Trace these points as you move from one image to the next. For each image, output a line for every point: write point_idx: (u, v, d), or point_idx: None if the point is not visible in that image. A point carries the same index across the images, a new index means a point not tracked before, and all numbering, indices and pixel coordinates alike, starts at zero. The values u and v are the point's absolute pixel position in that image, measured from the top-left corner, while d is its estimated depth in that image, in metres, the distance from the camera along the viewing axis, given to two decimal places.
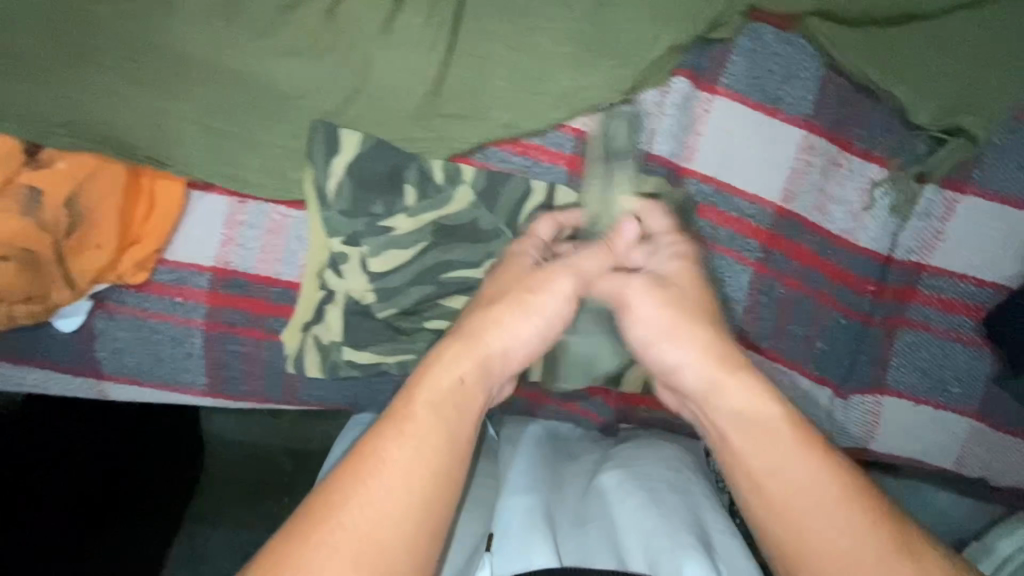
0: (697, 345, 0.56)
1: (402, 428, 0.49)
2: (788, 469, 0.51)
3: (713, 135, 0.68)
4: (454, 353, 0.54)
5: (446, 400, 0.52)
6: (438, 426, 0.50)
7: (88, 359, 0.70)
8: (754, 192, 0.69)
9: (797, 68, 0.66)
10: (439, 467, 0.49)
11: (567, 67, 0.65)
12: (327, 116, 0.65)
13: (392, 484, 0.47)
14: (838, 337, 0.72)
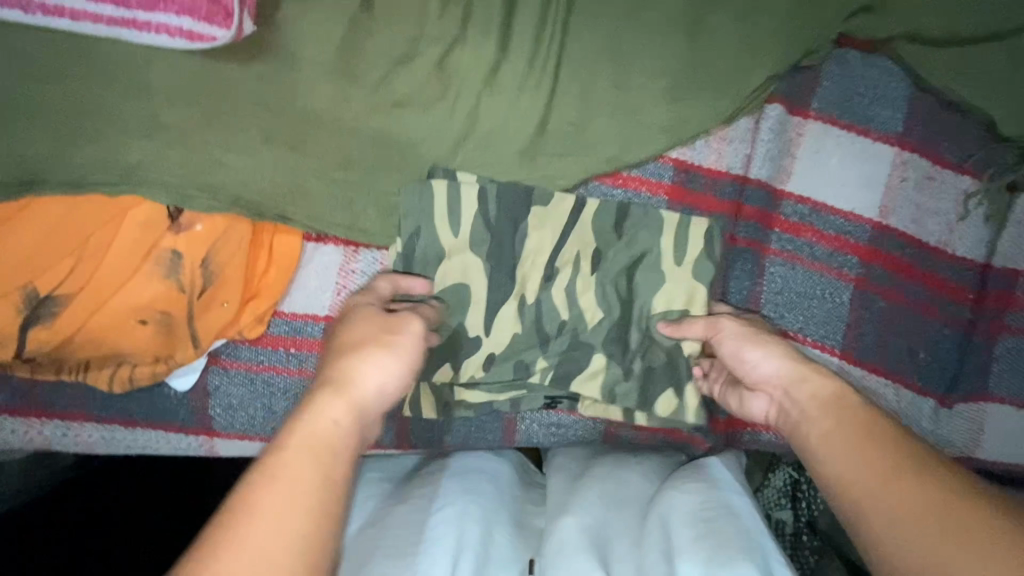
0: (776, 349, 0.60)
1: (270, 471, 0.43)
2: (910, 509, 0.43)
3: (810, 157, 0.68)
4: (322, 397, 0.49)
5: (319, 442, 0.45)
6: (310, 462, 0.44)
7: (199, 417, 0.66)
8: (852, 210, 0.68)
9: (886, 91, 0.67)
10: (315, 499, 0.42)
11: (662, 98, 0.65)
12: (441, 162, 0.64)
13: (277, 526, 0.40)
14: (941, 348, 0.72)
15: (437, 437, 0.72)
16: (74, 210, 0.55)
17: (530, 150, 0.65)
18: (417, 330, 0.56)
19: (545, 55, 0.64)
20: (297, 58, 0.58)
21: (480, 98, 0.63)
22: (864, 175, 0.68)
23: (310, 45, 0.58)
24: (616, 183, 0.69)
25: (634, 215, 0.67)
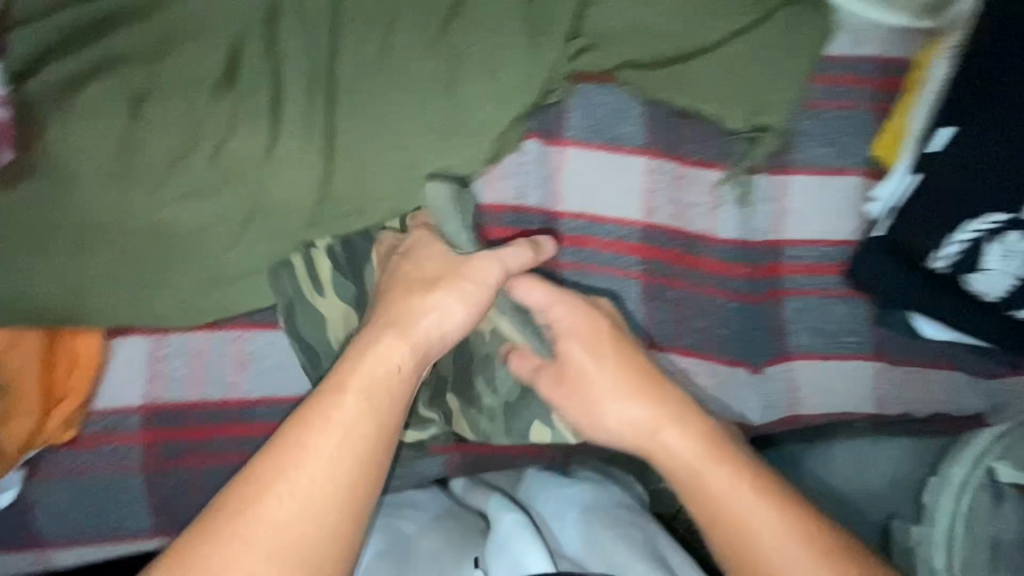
0: (647, 405, 0.67)
1: (329, 416, 0.58)
2: (739, 504, 0.61)
3: (572, 178, 0.77)
4: (389, 341, 0.63)
5: (378, 386, 0.60)
6: (365, 413, 0.58)
7: (29, 530, 0.69)
8: (621, 217, 0.77)
9: (624, 111, 0.77)
10: (368, 452, 0.57)
11: (428, 151, 0.74)
12: (230, 243, 0.69)
13: (313, 473, 0.55)
14: (734, 322, 0.80)
15: None
16: None
17: (315, 216, 0.72)
18: (495, 279, 0.68)
19: (314, 130, 0.71)
20: (69, 179, 0.64)
21: (259, 177, 0.70)
22: (626, 185, 0.77)
23: (81, 161, 0.64)
24: (407, 231, 0.76)
25: None
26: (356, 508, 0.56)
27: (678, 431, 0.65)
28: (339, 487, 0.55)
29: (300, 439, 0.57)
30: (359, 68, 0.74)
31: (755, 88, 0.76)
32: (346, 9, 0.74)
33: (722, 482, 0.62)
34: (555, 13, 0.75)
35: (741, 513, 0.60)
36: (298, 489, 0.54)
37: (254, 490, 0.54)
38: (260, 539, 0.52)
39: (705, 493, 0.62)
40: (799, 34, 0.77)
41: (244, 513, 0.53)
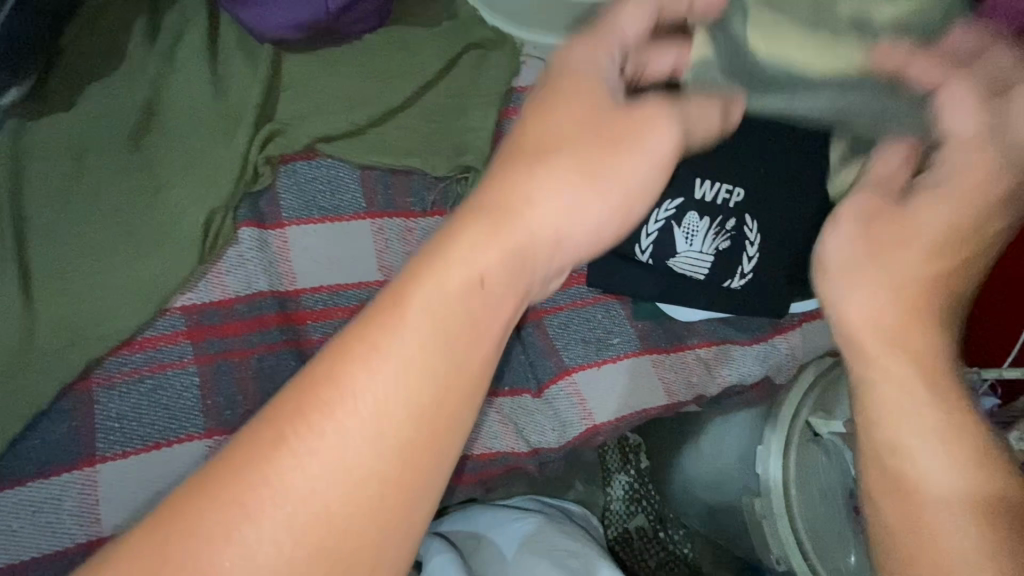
0: (869, 286, 0.45)
1: (387, 332, 0.37)
2: (930, 420, 0.42)
3: (300, 256, 0.77)
4: (486, 230, 0.40)
5: (451, 309, 0.38)
6: (435, 343, 0.37)
7: None
8: (359, 280, 0.78)
9: (338, 180, 0.78)
10: (445, 394, 0.37)
11: (137, 267, 0.73)
12: None
13: (365, 414, 0.35)
14: (500, 352, 0.81)
15: None
16: None
17: (21, 362, 0.68)
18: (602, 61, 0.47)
19: (4, 272, 0.69)
20: None
21: None
22: (356, 250, 0.78)
23: None
24: (133, 350, 0.72)
25: (161, 373, 0.72)
26: (425, 480, 0.36)
27: (913, 332, 0.44)
28: (385, 436, 0.35)
29: (345, 346, 0.37)
30: (49, 199, 0.73)
31: (453, 133, 0.80)
32: (30, 147, 0.75)
33: (908, 388, 0.43)
34: (242, 107, 0.78)
35: (922, 428, 0.42)
36: (329, 450, 0.35)
37: (184, 525, 0.33)
38: (298, 513, 0.34)
39: (884, 406, 0.43)
40: (486, 73, 0.83)
41: (262, 471, 0.34)
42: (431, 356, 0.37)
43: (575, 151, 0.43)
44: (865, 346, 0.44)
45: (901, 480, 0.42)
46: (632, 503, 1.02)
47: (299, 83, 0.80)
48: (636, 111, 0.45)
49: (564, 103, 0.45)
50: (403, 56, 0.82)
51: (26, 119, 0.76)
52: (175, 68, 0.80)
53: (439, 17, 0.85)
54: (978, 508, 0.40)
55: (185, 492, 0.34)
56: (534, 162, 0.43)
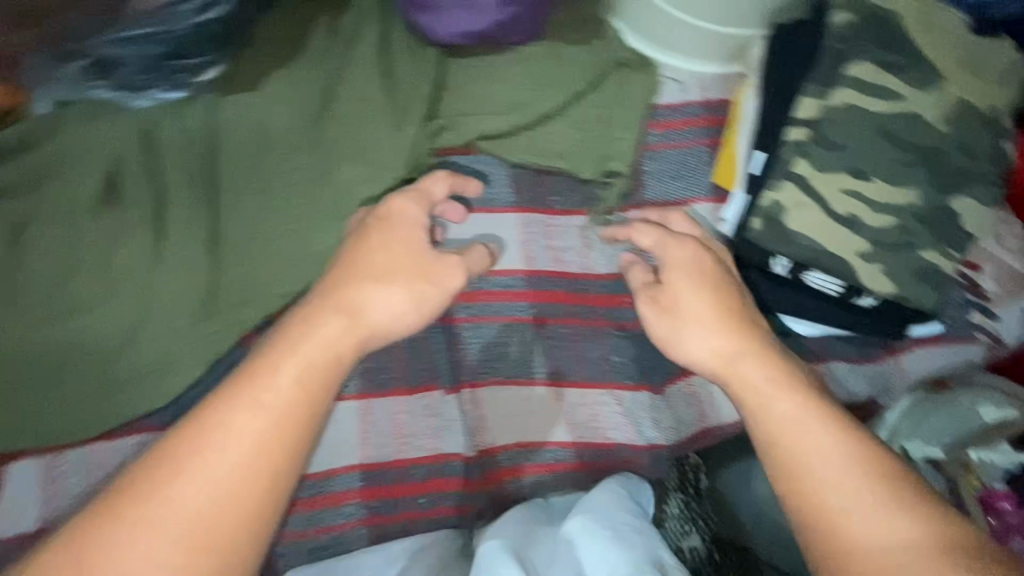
0: (713, 339, 0.71)
1: (255, 396, 0.60)
2: (849, 475, 0.60)
3: (452, 240, 0.84)
4: (320, 312, 0.66)
5: (313, 373, 0.63)
6: (293, 401, 0.61)
7: None
8: (505, 268, 0.83)
9: (490, 176, 0.87)
10: (263, 468, 0.58)
11: (311, 236, 0.79)
12: (119, 349, 0.71)
13: (227, 445, 0.57)
14: (626, 348, 0.85)
15: None
16: None
17: (206, 312, 0.74)
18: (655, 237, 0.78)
19: (197, 230, 0.76)
20: None
21: (143, 282, 0.73)
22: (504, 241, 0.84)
23: None
24: None
25: (323, 335, 0.78)
26: (262, 506, 0.57)
27: (778, 396, 0.66)
28: (244, 471, 0.57)
29: (229, 395, 0.60)
30: (237, 170, 0.80)
31: (601, 141, 0.86)
32: (221, 121, 0.82)
33: (814, 445, 0.62)
34: (412, 103, 0.85)
35: (841, 475, 0.61)
36: (205, 496, 0.55)
37: (171, 467, 0.56)
38: (180, 521, 0.54)
39: (807, 477, 0.62)
40: (631, 89, 0.90)
41: (127, 517, 0.54)
42: (293, 409, 0.61)
43: (404, 279, 0.68)
44: (771, 412, 0.66)
45: (829, 528, 0.59)
46: (689, 522, 0.84)
47: (463, 85, 0.88)
48: (445, 258, 0.71)
49: (382, 249, 0.69)
50: (557, 68, 0.89)
51: (219, 94, 0.82)
52: (351, 60, 0.86)
53: (590, 34, 0.91)
54: (934, 552, 0.56)
55: (168, 450, 0.57)
56: (416, 266, 0.69)
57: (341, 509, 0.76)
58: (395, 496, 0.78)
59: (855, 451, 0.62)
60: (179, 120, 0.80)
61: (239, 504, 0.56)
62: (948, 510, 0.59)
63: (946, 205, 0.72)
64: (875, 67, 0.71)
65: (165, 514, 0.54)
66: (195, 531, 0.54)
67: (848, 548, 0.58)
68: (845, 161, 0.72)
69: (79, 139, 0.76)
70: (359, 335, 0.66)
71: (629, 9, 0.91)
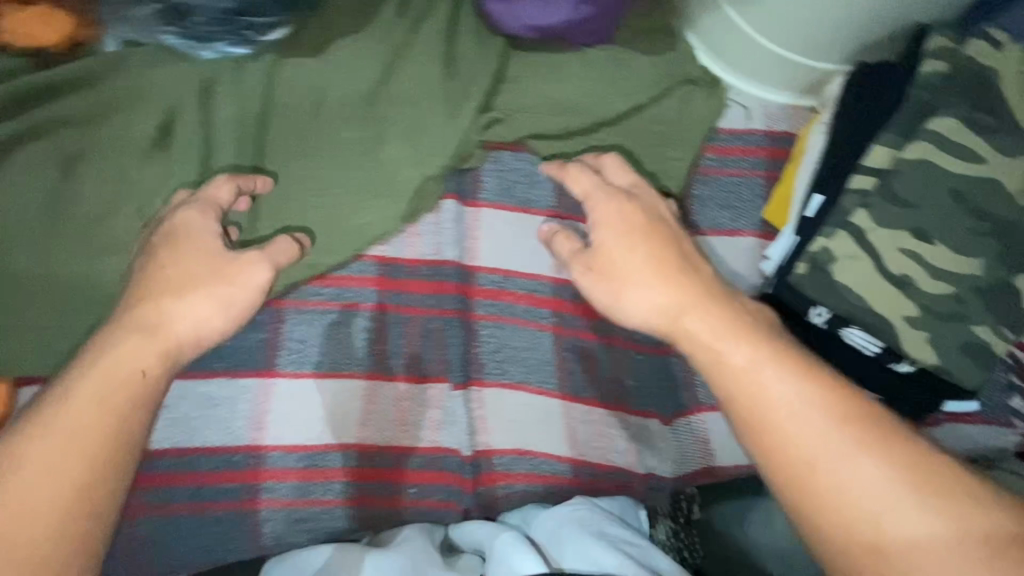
0: (754, 352, 0.60)
1: (59, 407, 0.56)
2: (808, 415, 0.56)
3: (486, 236, 0.82)
4: (122, 335, 0.61)
5: (121, 387, 0.58)
6: (97, 416, 0.56)
7: None
8: (533, 272, 0.82)
9: (535, 176, 0.84)
10: (98, 454, 0.55)
11: (351, 210, 0.79)
12: None
13: (37, 465, 0.53)
14: (640, 371, 0.83)
15: (183, 556, 0.71)
16: None
17: (236, 268, 0.75)
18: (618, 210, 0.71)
19: None
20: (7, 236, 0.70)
21: None
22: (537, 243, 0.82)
23: (19, 217, 0.70)
24: (327, 284, 0.79)
25: (344, 312, 0.78)
26: (90, 504, 0.54)
27: (722, 377, 0.61)
28: (87, 453, 0.55)
29: (74, 379, 0.58)
30: (286, 133, 0.81)
31: (653, 159, 0.84)
32: (279, 81, 0.82)
33: (793, 407, 0.56)
34: (468, 91, 0.84)
35: (812, 439, 0.55)
36: (36, 494, 0.52)
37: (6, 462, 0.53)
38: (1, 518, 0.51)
39: (777, 435, 0.56)
40: (693, 109, 0.87)
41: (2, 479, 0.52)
42: (100, 424, 0.56)
43: (204, 288, 0.64)
44: (754, 379, 0.59)
45: (851, 482, 0.53)
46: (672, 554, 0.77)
47: (521, 80, 0.86)
48: (247, 256, 0.67)
49: (176, 257, 0.66)
50: (620, 77, 0.87)
51: (278, 55, 0.83)
52: (415, 39, 0.86)
53: (659, 47, 0.89)
54: (970, 539, 0.49)
55: (57, 392, 0.57)
56: (215, 271, 0.66)
57: (330, 485, 0.75)
58: (388, 479, 0.77)
59: (889, 439, 0.54)
60: (239, 75, 0.81)
61: (80, 456, 0.54)
62: (1001, 497, 0.52)
63: (1013, 281, 0.67)
64: (959, 123, 0.65)
65: (50, 483, 0.53)
66: (46, 485, 0.53)
67: (824, 503, 0.53)
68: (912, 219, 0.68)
69: (143, 80, 0.77)
70: (162, 351, 0.62)
71: (707, 24, 0.87)
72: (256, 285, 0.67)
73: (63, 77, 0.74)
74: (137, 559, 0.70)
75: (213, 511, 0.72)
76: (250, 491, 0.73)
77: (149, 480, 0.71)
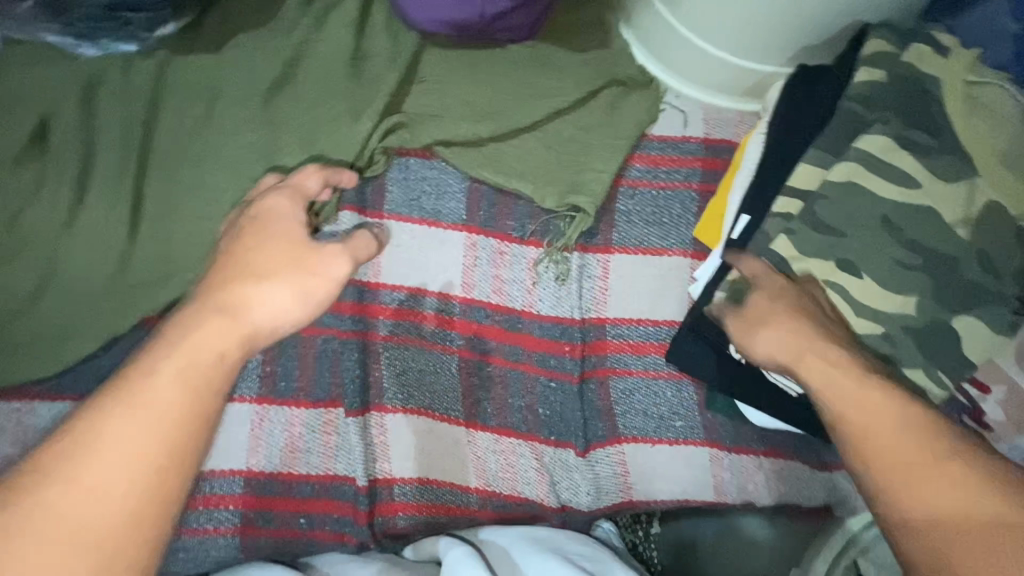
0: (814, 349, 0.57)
1: (130, 403, 0.47)
2: (911, 437, 0.51)
3: (390, 252, 0.76)
4: (202, 318, 0.53)
5: (197, 374, 0.50)
6: (178, 400, 0.48)
7: None
8: (441, 290, 0.77)
9: (445, 186, 0.78)
10: (176, 452, 0.48)
11: None
12: (18, 311, 0.69)
13: (109, 459, 0.46)
14: (554, 399, 0.77)
15: None
16: None
17: (113, 285, 0.71)
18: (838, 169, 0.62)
19: (120, 198, 0.72)
20: None
21: (56, 245, 0.70)
22: (448, 259, 0.77)
23: None
24: None
25: None
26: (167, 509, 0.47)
27: (837, 383, 0.55)
28: (149, 456, 0.47)
29: (131, 379, 0.49)
30: (176, 138, 0.75)
31: (574, 168, 0.76)
32: (172, 81, 0.77)
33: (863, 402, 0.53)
34: (373, 92, 0.77)
35: (911, 455, 0.50)
36: (107, 496, 0.45)
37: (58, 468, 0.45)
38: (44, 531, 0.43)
39: (868, 439, 0.52)
40: (623, 112, 0.79)
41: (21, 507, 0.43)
42: (178, 414, 0.48)
43: (285, 278, 0.57)
44: (821, 381, 0.56)
45: (932, 495, 0.49)
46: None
47: (434, 81, 0.80)
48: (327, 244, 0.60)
49: (261, 237, 0.59)
50: (543, 76, 0.80)
51: (172, 53, 0.78)
52: (320, 34, 0.80)
53: (587, 44, 0.82)
54: None
55: (119, 382, 0.49)
56: (295, 260, 0.58)
57: (214, 514, 0.72)
58: (278, 509, 0.73)
59: (903, 432, 0.51)
60: (127, 75, 0.76)
61: (147, 462, 0.46)
62: None
63: (948, 321, 0.60)
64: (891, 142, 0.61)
65: (98, 497, 0.45)
66: (106, 499, 0.45)
67: (927, 506, 0.48)
68: (836, 248, 0.62)
69: (21, 83, 0.73)
70: (245, 342, 0.54)
71: (640, 19, 0.79)
72: (335, 279, 0.59)
73: None
74: None
75: None
76: None
77: None
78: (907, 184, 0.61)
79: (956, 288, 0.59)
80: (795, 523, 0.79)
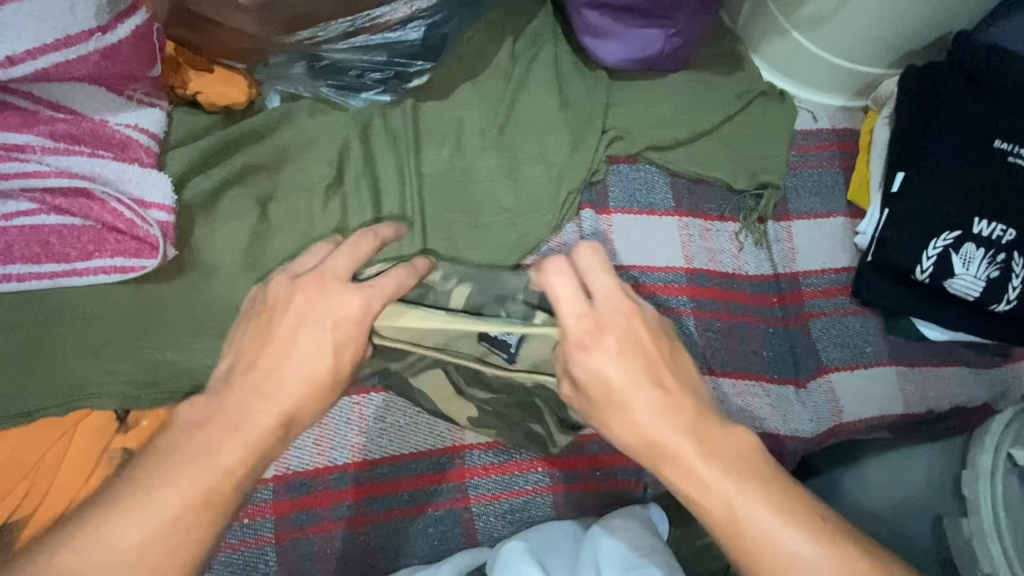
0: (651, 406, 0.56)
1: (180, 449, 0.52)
2: (749, 510, 0.52)
3: (645, 236, 0.94)
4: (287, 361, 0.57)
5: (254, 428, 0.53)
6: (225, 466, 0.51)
7: None
8: (705, 266, 0.94)
9: (654, 184, 0.97)
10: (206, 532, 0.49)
11: (507, 227, 0.89)
12: None
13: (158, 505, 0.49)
14: (774, 341, 0.93)
15: (402, 562, 0.74)
16: (30, 439, 0.65)
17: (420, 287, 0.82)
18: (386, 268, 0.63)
19: (410, 216, 0.85)
20: (216, 269, 0.74)
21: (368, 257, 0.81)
22: (667, 237, 0.95)
23: (222, 258, 0.74)
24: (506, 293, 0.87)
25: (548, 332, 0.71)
26: None
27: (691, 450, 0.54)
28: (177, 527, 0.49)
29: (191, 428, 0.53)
30: (437, 167, 0.90)
31: (751, 158, 0.97)
32: (423, 123, 0.91)
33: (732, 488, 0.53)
34: (587, 115, 0.96)
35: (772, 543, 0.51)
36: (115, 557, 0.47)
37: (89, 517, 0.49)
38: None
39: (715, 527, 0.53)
40: (772, 116, 1.01)
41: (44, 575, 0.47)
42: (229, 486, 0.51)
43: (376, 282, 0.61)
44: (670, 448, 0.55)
45: (758, 549, 0.51)
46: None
47: (624, 103, 0.98)
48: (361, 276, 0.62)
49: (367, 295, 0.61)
50: (709, 95, 1.00)
51: (417, 100, 0.92)
52: (531, 76, 0.97)
53: (731, 67, 1.03)
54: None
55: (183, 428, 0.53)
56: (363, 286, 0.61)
57: (527, 476, 0.80)
58: (577, 466, 0.82)
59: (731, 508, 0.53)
60: (388, 119, 0.90)
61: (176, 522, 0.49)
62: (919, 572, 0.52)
63: None
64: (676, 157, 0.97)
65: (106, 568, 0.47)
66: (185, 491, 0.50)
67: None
68: (967, 190, 0.87)
69: (312, 129, 0.85)
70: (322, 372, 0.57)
71: (770, 47, 1.03)
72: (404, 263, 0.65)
73: (246, 133, 0.81)
74: (363, 567, 0.73)
75: (429, 512, 0.76)
76: (461, 490, 0.77)
77: (365, 493, 0.74)
78: (728, 164, 0.97)
79: (915, 217, 0.88)
80: (967, 422, 0.93)
